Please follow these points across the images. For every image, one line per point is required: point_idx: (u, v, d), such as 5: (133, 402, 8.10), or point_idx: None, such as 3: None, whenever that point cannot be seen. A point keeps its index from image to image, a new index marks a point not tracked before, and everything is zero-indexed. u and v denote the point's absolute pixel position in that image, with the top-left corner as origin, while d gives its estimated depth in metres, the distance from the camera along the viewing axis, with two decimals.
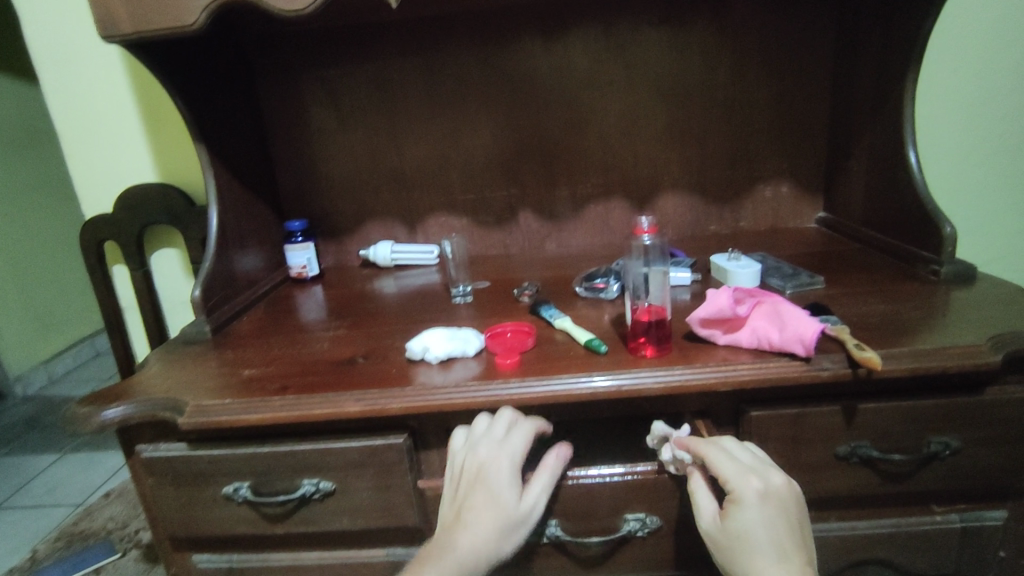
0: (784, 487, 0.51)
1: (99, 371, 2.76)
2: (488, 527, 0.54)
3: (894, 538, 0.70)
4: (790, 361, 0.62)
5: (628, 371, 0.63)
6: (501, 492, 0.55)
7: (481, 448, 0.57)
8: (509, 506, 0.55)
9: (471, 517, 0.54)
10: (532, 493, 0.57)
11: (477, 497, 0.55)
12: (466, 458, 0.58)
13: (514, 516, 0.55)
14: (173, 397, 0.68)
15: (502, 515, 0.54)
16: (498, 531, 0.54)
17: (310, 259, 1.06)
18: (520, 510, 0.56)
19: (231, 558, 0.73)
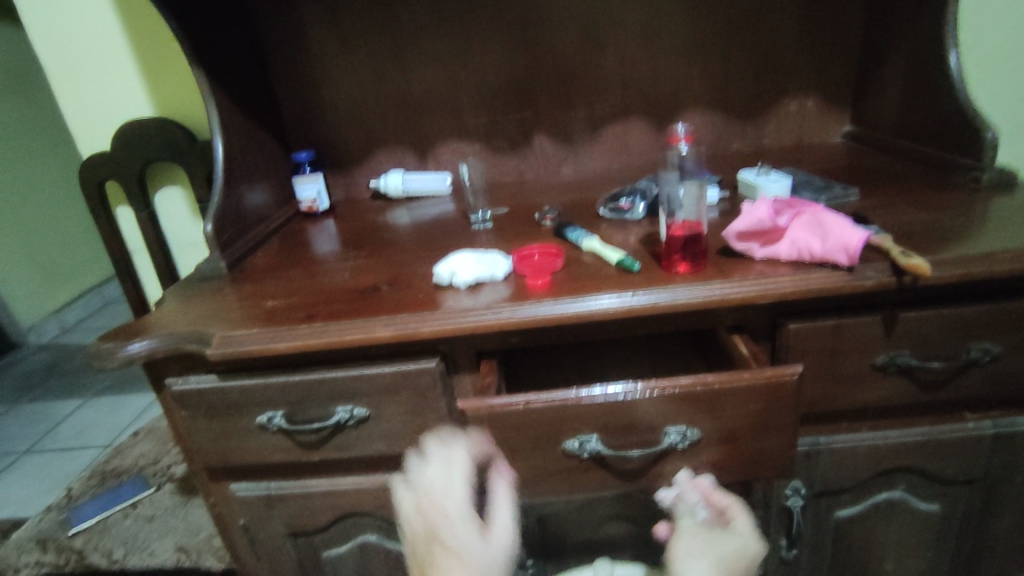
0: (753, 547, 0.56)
1: (111, 318, 2.77)
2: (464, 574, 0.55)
3: (926, 445, 0.70)
4: (832, 271, 0.60)
5: (664, 287, 0.62)
6: (464, 548, 0.56)
7: (429, 505, 0.57)
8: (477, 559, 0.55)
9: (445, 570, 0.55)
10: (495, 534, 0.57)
11: (439, 557, 0.55)
12: (415, 512, 0.57)
13: (488, 554, 0.56)
14: (199, 330, 0.67)
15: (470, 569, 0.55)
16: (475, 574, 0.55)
17: (320, 191, 1.03)
18: (490, 551, 0.56)
19: (269, 485, 0.74)
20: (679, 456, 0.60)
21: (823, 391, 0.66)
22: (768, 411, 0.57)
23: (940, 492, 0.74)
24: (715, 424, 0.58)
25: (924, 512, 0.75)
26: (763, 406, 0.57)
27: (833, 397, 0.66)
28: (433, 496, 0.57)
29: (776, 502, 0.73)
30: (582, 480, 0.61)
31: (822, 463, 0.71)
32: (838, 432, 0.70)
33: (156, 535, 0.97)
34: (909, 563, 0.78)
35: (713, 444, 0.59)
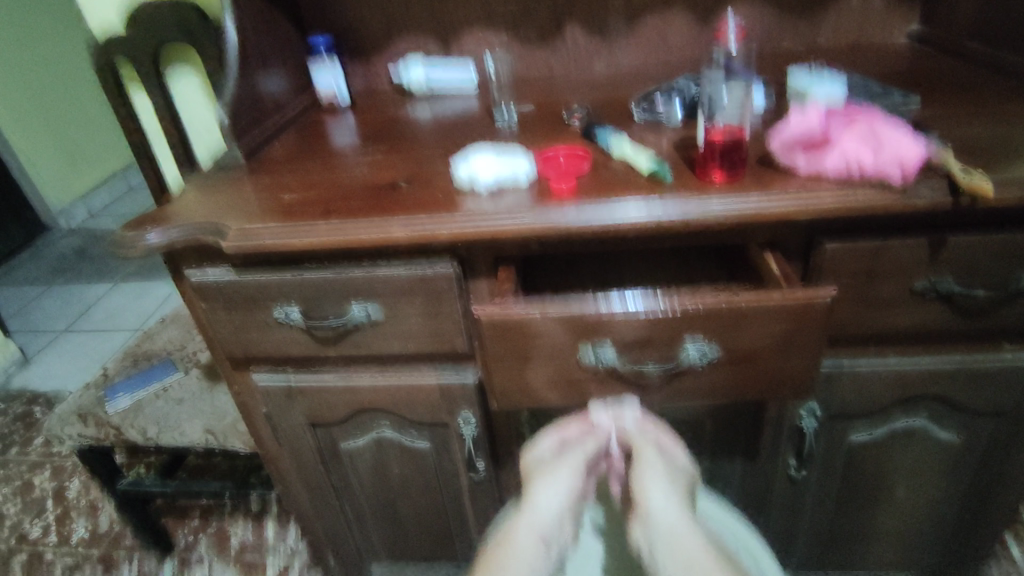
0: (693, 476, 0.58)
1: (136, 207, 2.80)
2: (538, 500, 0.55)
3: (952, 374, 0.68)
4: (882, 188, 0.56)
5: (696, 199, 0.58)
6: (549, 470, 0.57)
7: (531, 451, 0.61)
8: (540, 508, 0.54)
9: (529, 500, 0.55)
10: (570, 481, 0.56)
11: (528, 486, 0.57)
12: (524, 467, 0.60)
13: (565, 474, 0.56)
14: (214, 222, 0.65)
15: (543, 530, 0.53)
16: (544, 494, 0.55)
17: (339, 82, 0.98)
18: (566, 471, 0.56)
19: (289, 377, 0.76)
20: (696, 372, 0.59)
21: (854, 314, 0.63)
22: (794, 331, 0.55)
23: (961, 421, 0.73)
24: (738, 343, 0.56)
25: (940, 440, 0.74)
26: (789, 328, 0.55)
27: (864, 320, 0.64)
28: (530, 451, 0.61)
29: (789, 421, 0.73)
30: (597, 389, 0.61)
31: (842, 385, 0.70)
32: (865, 356, 0.68)
33: (184, 416, 1.03)
34: (917, 488, 0.79)
35: (732, 362, 0.57)
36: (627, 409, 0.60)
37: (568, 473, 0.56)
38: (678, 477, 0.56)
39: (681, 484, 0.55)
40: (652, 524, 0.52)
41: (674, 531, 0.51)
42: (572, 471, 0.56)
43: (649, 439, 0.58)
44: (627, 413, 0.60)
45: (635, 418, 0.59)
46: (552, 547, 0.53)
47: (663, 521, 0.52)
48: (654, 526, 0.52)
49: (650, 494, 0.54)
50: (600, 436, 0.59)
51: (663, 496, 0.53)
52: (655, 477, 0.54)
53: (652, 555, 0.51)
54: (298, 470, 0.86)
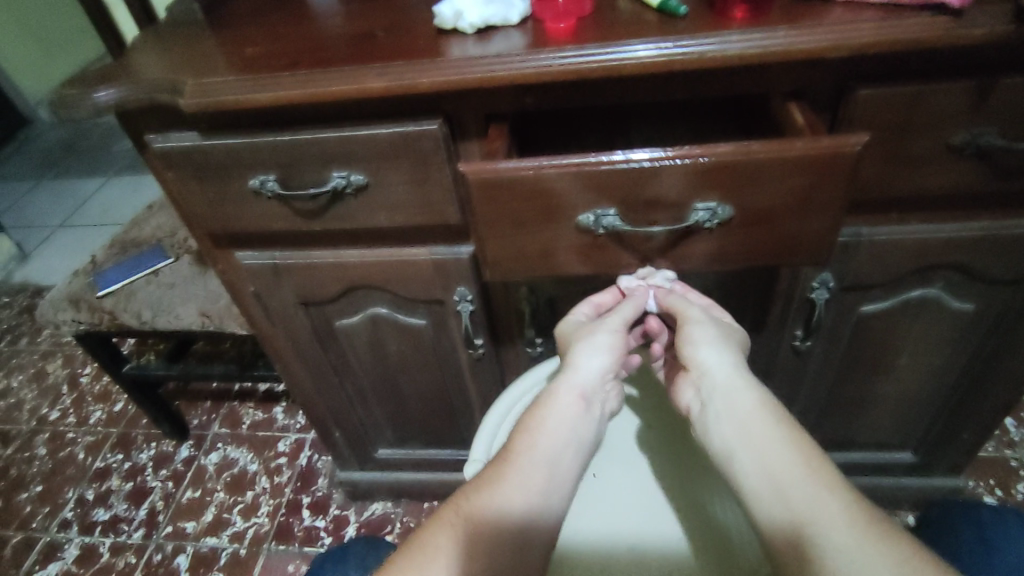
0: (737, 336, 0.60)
1: None
2: (583, 363, 0.58)
3: (980, 241, 0.63)
4: (933, 18, 0.48)
5: (713, 35, 0.50)
6: (592, 336, 0.60)
7: (573, 319, 0.64)
8: (581, 369, 0.58)
9: (572, 365, 0.59)
10: (610, 345, 0.59)
11: (570, 352, 0.60)
12: (563, 333, 0.64)
13: (605, 339, 0.59)
14: (170, 78, 0.58)
15: (582, 389, 0.57)
16: (588, 358, 0.58)
17: None
18: (607, 336, 0.60)
19: (275, 254, 0.72)
20: (706, 236, 0.54)
21: (882, 173, 0.58)
22: (816, 187, 0.50)
23: (979, 291, 0.69)
24: (752, 201, 0.51)
25: (955, 311, 0.71)
26: (810, 181, 0.49)
27: (893, 180, 0.58)
28: (572, 320, 0.63)
29: (800, 293, 0.70)
30: (597, 258, 0.57)
31: (860, 255, 0.65)
32: (885, 224, 0.63)
33: (178, 301, 1.00)
34: (924, 360, 0.77)
35: (744, 224, 0.53)
36: (665, 274, 0.63)
37: (607, 336, 0.60)
38: (725, 337, 0.59)
39: (731, 344, 0.58)
40: (702, 381, 0.56)
41: (723, 386, 0.54)
42: (612, 335, 0.60)
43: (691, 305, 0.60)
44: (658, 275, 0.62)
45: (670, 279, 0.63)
46: (593, 403, 0.58)
47: (714, 379, 0.55)
48: (704, 383, 0.56)
49: (700, 354, 0.57)
50: (640, 298, 0.61)
51: (713, 355, 0.56)
52: (703, 340, 0.57)
53: (702, 409, 0.55)
54: (295, 350, 0.85)
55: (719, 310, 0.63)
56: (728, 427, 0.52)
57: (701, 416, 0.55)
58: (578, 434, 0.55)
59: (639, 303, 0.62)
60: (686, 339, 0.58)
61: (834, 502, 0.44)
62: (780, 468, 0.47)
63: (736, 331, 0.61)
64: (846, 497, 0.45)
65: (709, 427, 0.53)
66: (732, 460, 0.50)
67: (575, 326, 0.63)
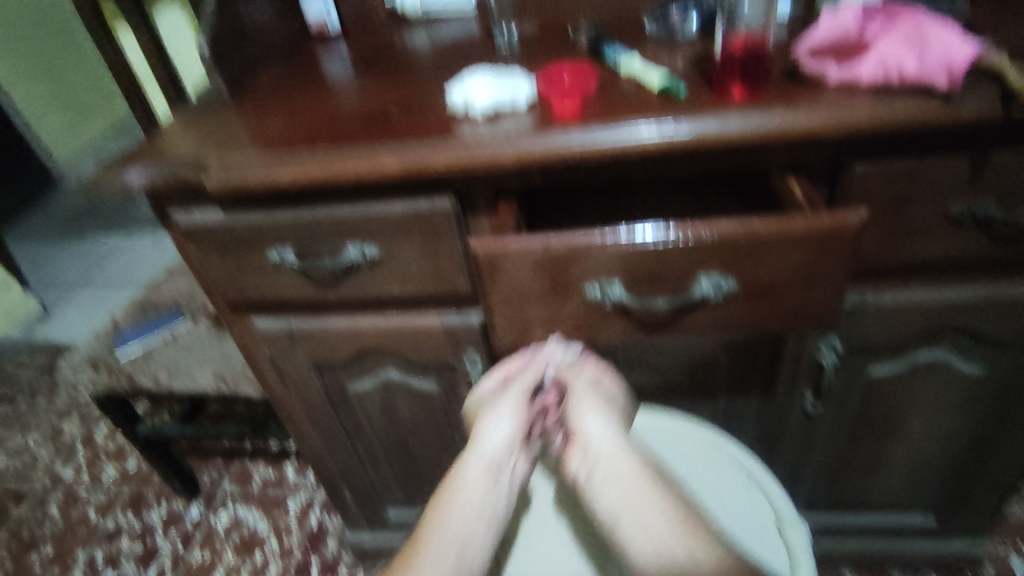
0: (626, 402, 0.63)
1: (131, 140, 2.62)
2: (485, 440, 0.61)
3: (987, 305, 0.64)
4: (922, 98, 0.50)
5: (711, 116, 0.53)
6: (493, 412, 0.61)
7: (478, 391, 0.65)
8: (484, 445, 0.60)
9: (477, 441, 0.61)
10: (509, 419, 0.61)
11: (475, 427, 0.62)
12: (471, 406, 0.65)
13: (505, 413, 0.61)
14: (196, 157, 0.62)
15: (487, 462, 0.60)
16: (489, 434, 0.61)
17: (328, 8, 0.87)
18: (506, 410, 0.61)
19: (290, 322, 0.74)
20: (711, 306, 0.55)
21: (882, 243, 0.59)
22: (817, 261, 0.51)
23: (988, 354, 0.69)
24: (754, 274, 0.52)
25: (966, 374, 0.71)
26: (810, 256, 0.51)
27: (894, 249, 0.59)
28: (479, 394, 0.64)
29: (808, 358, 0.70)
30: (603, 327, 0.58)
31: (865, 319, 0.66)
32: (889, 289, 0.64)
33: (194, 364, 1.02)
34: (938, 422, 0.76)
35: (746, 296, 0.54)
36: (569, 346, 0.62)
37: (507, 408, 0.61)
38: (613, 408, 0.61)
39: (617, 413, 0.60)
40: (588, 451, 0.58)
41: (609, 457, 0.57)
42: (512, 407, 0.61)
43: (584, 377, 0.61)
44: (563, 347, 0.62)
45: (574, 351, 0.62)
46: (501, 475, 0.60)
47: (599, 448, 0.58)
48: (592, 452, 0.58)
49: (587, 424, 0.59)
50: (537, 368, 0.62)
51: (598, 426, 0.59)
52: (591, 411, 0.59)
53: (587, 478, 0.57)
54: (307, 412, 0.85)
55: (614, 377, 0.64)
56: (611, 495, 0.55)
57: (588, 483, 0.57)
58: (485, 509, 0.58)
59: (539, 373, 0.62)
60: (577, 411, 0.60)
61: (702, 562, 0.49)
62: (656, 535, 0.52)
63: (625, 397, 0.63)
64: (713, 558, 0.50)
65: (595, 496, 0.56)
66: (615, 527, 0.54)
67: (480, 398, 0.64)
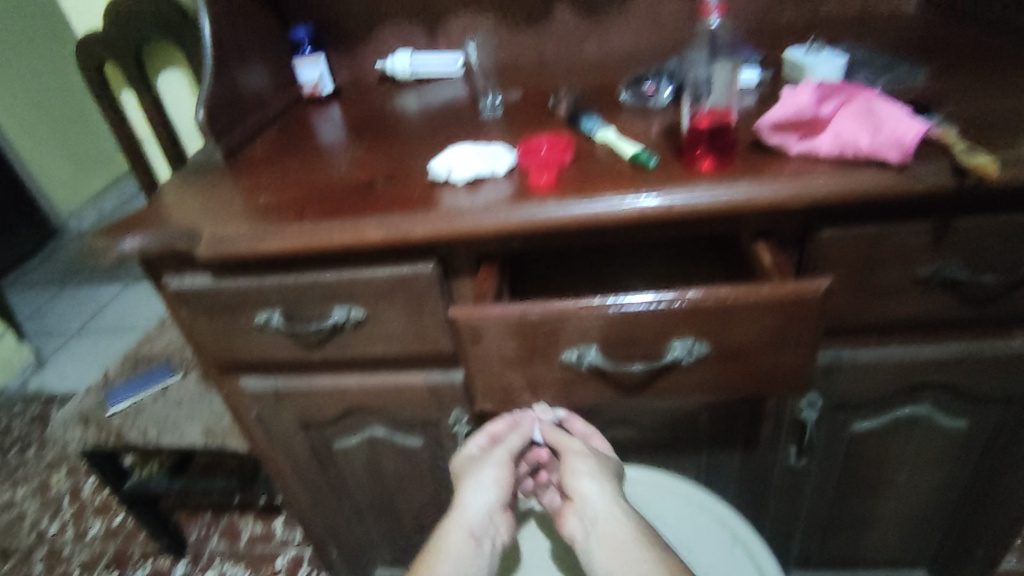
0: (613, 462, 0.65)
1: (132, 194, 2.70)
2: (473, 503, 0.61)
3: (964, 362, 0.65)
4: (880, 171, 0.52)
5: (681, 188, 0.55)
6: (480, 473, 0.62)
7: (464, 453, 0.66)
8: (470, 508, 0.61)
9: (463, 505, 0.61)
10: (496, 481, 0.62)
11: (461, 489, 0.62)
12: (457, 467, 0.65)
13: (493, 475, 0.62)
14: (189, 226, 0.64)
15: (471, 528, 0.60)
16: (475, 496, 0.61)
17: (323, 73, 0.92)
18: (494, 471, 0.62)
19: (277, 381, 0.75)
20: (686, 369, 0.56)
21: (853, 303, 0.60)
22: (786, 326, 0.53)
23: (969, 408, 0.69)
24: (726, 338, 0.54)
25: (950, 429, 0.71)
26: (779, 321, 0.52)
27: (865, 309, 0.61)
28: (465, 455, 0.65)
29: (789, 414, 0.71)
30: (585, 389, 0.59)
31: (843, 377, 0.67)
32: (865, 347, 0.65)
33: (183, 419, 1.02)
34: (925, 476, 0.76)
35: (721, 359, 0.55)
36: (555, 411, 0.65)
37: (493, 470, 0.62)
38: (604, 469, 0.63)
39: (609, 475, 0.62)
40: (584, 513, 0.60)
41: (605, 518, 0.59)
42: (499, 469, 0.63)
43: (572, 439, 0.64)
44: (548, 410, 0.65)
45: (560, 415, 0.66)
46: (484, 539, 0.61)
47: (594, 509, 0.59)
48: (589, 514, 0.59)
49: (582, 486, 0.61)
50: (524, 430, 0.64)
51: (592, 487, 0.60)
52: (583, 472, 0.61)
53: (585, 539, 0.59)
54: (294, 470, 0.85)
55: (598, 438, 0.67)
56: (609, 556, 0.56)
57: (585, 545, 0.58)
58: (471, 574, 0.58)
59: (527, 435, 0.64)
60: (569, 473, 0.62)
61: None
62: None
63: (612, 457, 0.66)
64: None
65: (592, 557, 0.57)
66: None
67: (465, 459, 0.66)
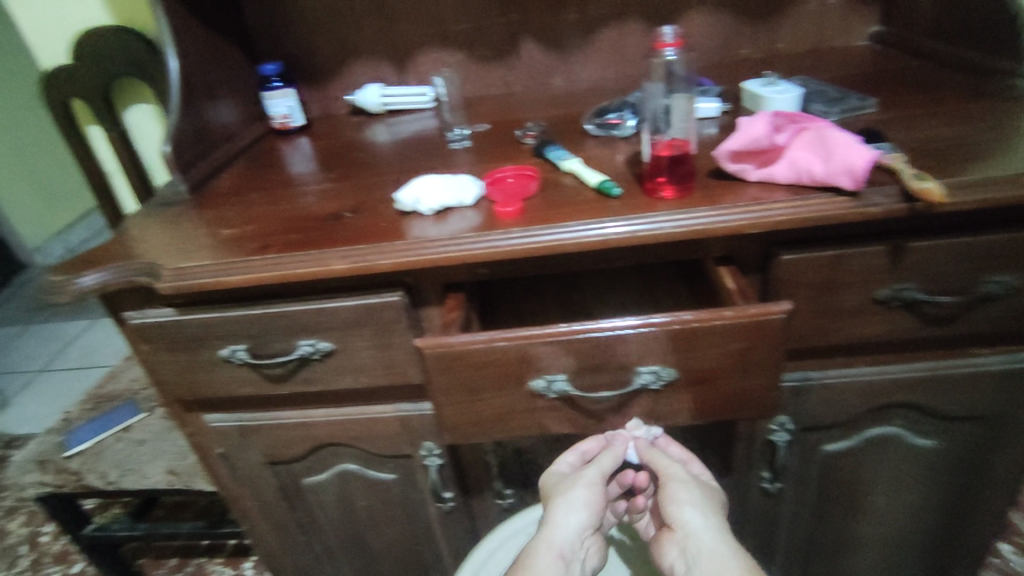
0: (714, 491, 0.62)
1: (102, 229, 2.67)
2: (565, 523, 0.59)
3: (927, 381, 0.66)
4: (834, 197, 0.54)
5: (644, 216, 0.56)
6: (572, 491, 0.60)
7: (560, 471, 0.64)
8: (561, 528, 0.59)
9: (554, 523, 0.59)
10: (588, 502, 0.60)
11: (552, 508, 0.60)
12: (551, 484, 0.64)
13: (587, 495, 0.60)
14: (150, 261, 0.62)
15: (562, 548, 0.58)
16: (567, 516, 0.59)
17: (292, 108, 0.92)
18: (587, 491, 0.60)
19: (243, 416, 0.73)
20: (654, 394, 0.56)
21: (815, 326, 0.61)
22: (750, 349, 0.53)
23: (936, 427, 0.71)
24: (693, 363, 0.54)
25: (918, 448, 0.72)
26: (744, 345, 0.53)
27: (831, 330, 0.62)
28: (560, 475, 0.64)
29: (761, 437, 0.71)
30: (555, 418, 0.58)
31: (811, 398, 0.68)
32: (831, 368, 0.66)
33: (146, 459, 0.99)
34: (898, 496, 0.76)
35: (689, 384, 0.55)
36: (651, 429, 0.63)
37: (584, 489, 0.60)
38: (705, 498, 0.60)
39: (711, 505, 0.60)
40: (685, 544, 0.58)
41: (710, 552, 0.56)
42: (591, 490, 0.60)
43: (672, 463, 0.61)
44: (643, 428, 0.62)
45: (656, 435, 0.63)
46: (572, 562, 0.59)
47: (697, 541, 0.57)
48: (690, 545, 0.57)
49: (684, 515, 0.58)
50: (617, 450, 0.62)
51: (696, 518, 0.58)
52: (686, 501, 0.59)
53: (687, 571, 0.57)
54: (261, 509, 0.82)
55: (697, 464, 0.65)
56: None
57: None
58: None
59: (620, 455, 0.62)
60: (670, 501, 0.59)
61: None
62: None
63: (711, 485, 0.63)
64: None
65: None
66: None
67: (557, 478, 0.64)
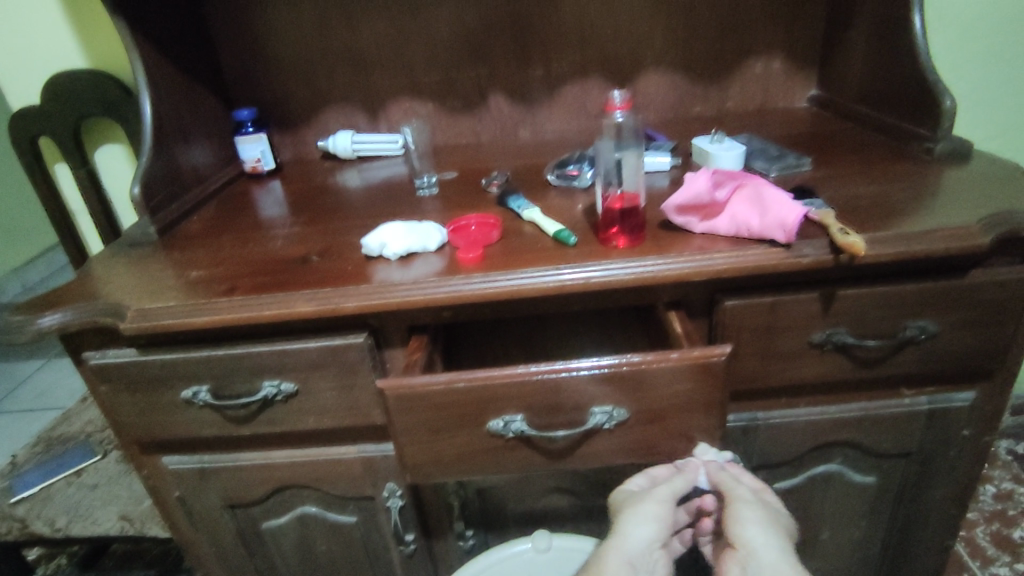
0: (783, 516, 0.60)
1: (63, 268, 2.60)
2: (634, 537, 0.59)
3: (864, 421, 0.70)
4: (769, 248, 0.59)
5: (597, 263, 0.59)
6: (641, 508, 0.59)
7: (631, 487, 0.63)
8: (629, 540, 0.59)
9: (624, 536, 0.59)
10: (658, 521, 0.59)
11: (622, 522, 0.60)
12: (620, 499, 0.63)
13: (656, 512, 0.59)
14: (115, 301, 0.63)
15: (630, 558, 0.59)
16: (637, 531, 0.59)
17: (264, 151, 0.94)
18: (657, 509, 0.59)
19: (201, 458, 0.73)
20: (607, 433, 0.59)
21: (758, 367, 0.65)
22: (696, 390, 0.56)
23: (876, 464, 0.74)
24: (644, 403, 0.57)
25: (859, 484, 0.75)
26: (691, 386, 0.56)
27: (772, 372, 0.66)
28: (629, 492, 0.63)
29: None
30: (514, 457, 0.60)
31: (759, 437, 0.71)
32: (775, 409, 0.70)
33: (98, 505, 0.96)
34: (845, 532, 0.80)
35: (640, 423, 0.58)
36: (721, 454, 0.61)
37: (654, 507, 0.59)
38: (772, 521, 0.58)
39: (777, 530, 0.57)
40: (747, 563, 0.55)
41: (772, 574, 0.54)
42: (660, 508, 0.59)
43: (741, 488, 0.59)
44: (711, 453, 0.61)
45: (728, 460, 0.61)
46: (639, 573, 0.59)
47: (760, 564, 0.55)
48: (753, 566, 0.55)
49: (747, 534, 0.56)
50: (687, 474, 0.60)
51: (760, 536, 0.56)
52: (752, 521, 0.57)
53: None
54: (217, 555, 0.81)
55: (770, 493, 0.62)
56: None
57: None
58: None
59: (691, 480, 0.60)
60: (733, 522, 0.57)
61: None
62: None
63: (781, 511, 0.61)
64: None
65: None
66: None
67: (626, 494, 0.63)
